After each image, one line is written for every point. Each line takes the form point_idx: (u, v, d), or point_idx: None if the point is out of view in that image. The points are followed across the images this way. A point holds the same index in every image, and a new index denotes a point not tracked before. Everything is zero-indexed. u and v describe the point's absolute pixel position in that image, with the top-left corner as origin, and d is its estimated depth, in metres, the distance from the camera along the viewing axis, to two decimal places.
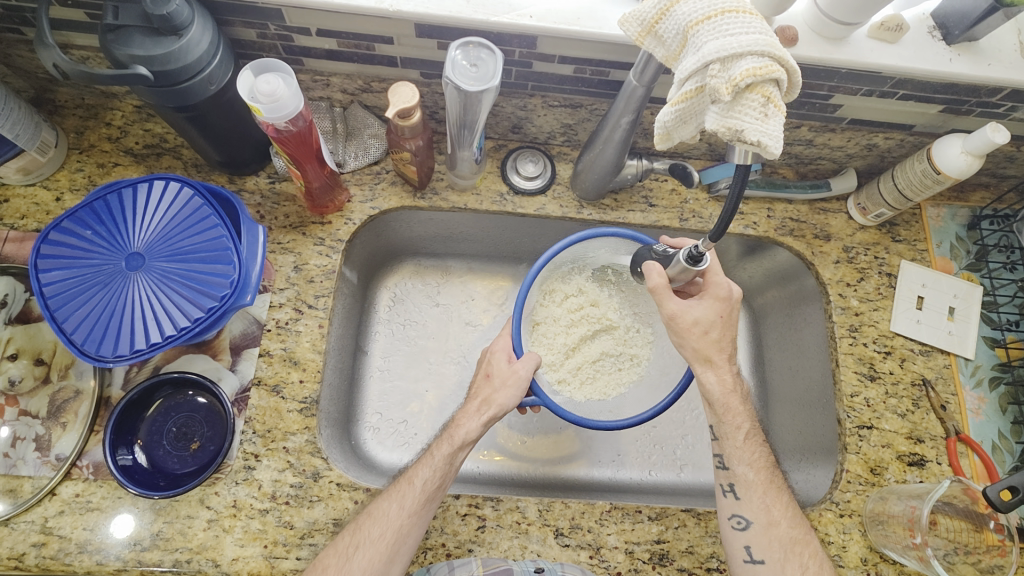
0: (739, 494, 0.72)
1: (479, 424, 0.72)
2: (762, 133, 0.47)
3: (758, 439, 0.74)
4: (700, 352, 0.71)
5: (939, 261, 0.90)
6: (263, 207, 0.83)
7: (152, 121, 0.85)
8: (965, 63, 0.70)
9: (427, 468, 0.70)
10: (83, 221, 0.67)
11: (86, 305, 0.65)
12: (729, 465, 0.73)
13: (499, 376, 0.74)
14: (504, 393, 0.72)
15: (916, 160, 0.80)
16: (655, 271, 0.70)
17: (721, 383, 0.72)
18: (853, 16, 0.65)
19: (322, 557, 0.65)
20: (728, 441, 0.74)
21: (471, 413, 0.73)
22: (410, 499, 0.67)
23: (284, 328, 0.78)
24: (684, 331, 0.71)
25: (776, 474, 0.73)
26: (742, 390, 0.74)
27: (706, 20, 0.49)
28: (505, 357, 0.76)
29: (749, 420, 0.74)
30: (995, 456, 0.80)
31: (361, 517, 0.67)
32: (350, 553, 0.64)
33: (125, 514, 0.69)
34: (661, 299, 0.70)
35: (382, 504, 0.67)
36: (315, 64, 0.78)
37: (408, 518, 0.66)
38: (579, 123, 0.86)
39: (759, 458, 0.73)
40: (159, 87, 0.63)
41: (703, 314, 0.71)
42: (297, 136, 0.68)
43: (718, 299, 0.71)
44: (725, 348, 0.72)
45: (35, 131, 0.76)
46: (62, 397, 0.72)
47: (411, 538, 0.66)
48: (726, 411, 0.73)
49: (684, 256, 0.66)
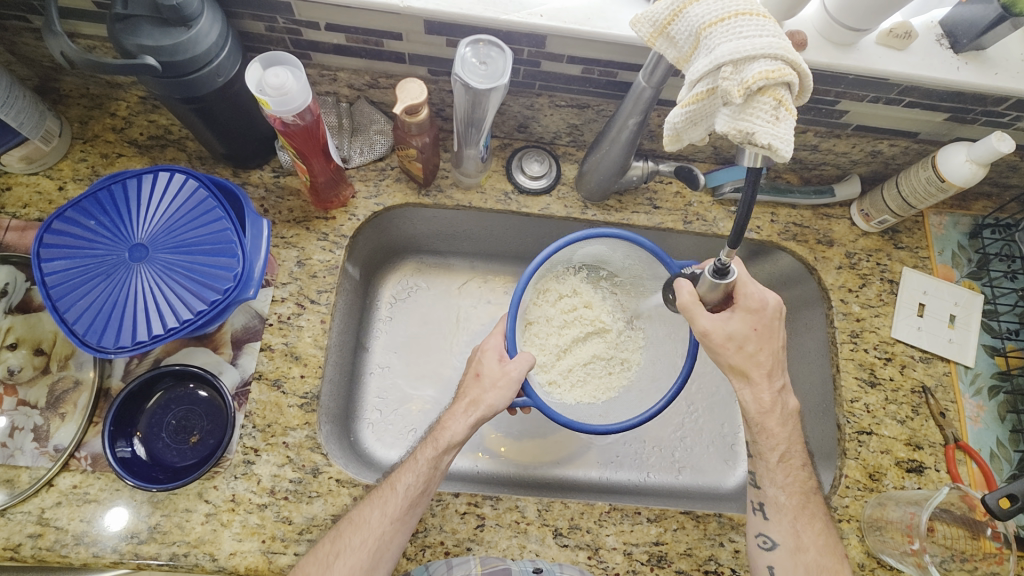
0: (769, 514, 0.71)
1: (465, 427, 0.70)
2: (773, 136, 0.47)
3: (796, 463, 0.71)
4: (735, 368, 0.69)
5: (941, 269, 0.90)
6: (267, 201, 0.83)
7: (157, 113, 0.85)
8: (972, 72, 0.70)
9: (410, 474, 0.69)
10: (87, 211, 0.66)
11: (88, 296, 0.64)
12: (760, 485, 0.72)
13: (489, 376, 0.72)
14: (493, 394, 0.71)
15: (921, 167, 0.81)
16: (686, 288, 0.67)
17: (758, 401, 0.69)
18: (863, 22, 0.65)
19: (303, 566, 0.64)
20: (762, 462, 0.72)
21: (458, 414, 0.71)
22: (392, 505, 0.67)
23: (286, 323, 0.78)
24: (720, 347, 0.68)
25: (812, 500, 0.70)
26: (781, 411, 0.70)
27: (720, 22, 0.49)
28: (495, 356, 0.74)
29: (786, 443, 0.71)
30: (993, 464, 0.81)
31: (343, 525, 0.66)
32: (332, 561, 0.64)
33: (122, 506, 0.68)
34: (694, 315, 0.66)
35: (364, 512, 0.67)
36: (323, 58, 0.77)
37: (391, 524, 0.66)
38: (585, 124, 0.86)
39: (794, 483, 0.71)
40: (167, 78, 0.62)
41: (737, 328, 0.67)
42: (305, 131, 0.68)
43: (750, 311, 0.68)
44: (763, 363, 0.69)
45: (39, 120, 0.75)
46: (61, 388, 0.72)
47: (395, 544, 0.66)
48: (761, 431, 0.70)
49: (710, 271, 0.63)
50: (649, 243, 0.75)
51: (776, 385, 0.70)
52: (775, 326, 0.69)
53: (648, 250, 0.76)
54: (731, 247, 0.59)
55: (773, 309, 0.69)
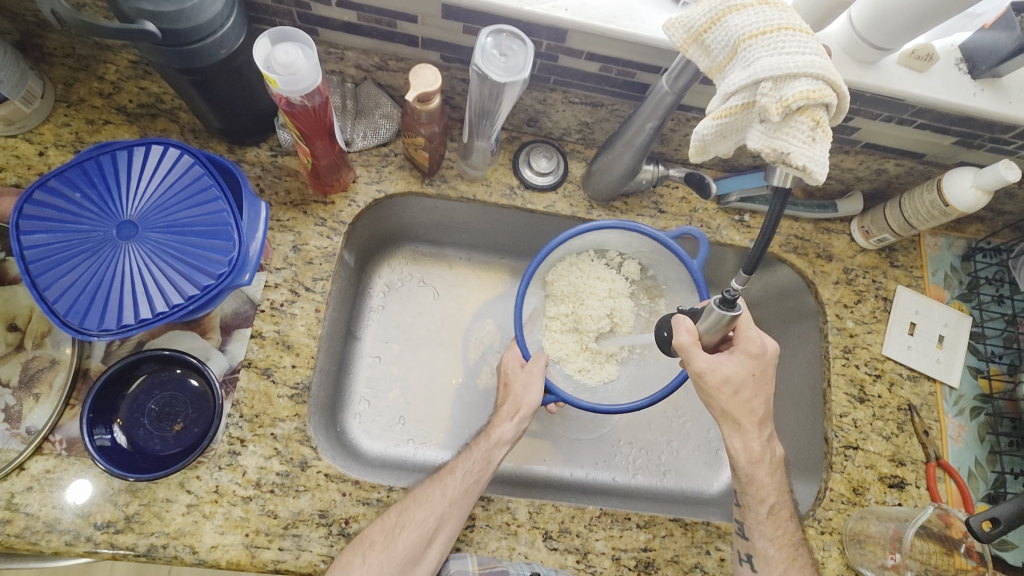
0: (756, 566, 0.71)
1: (515, 428, 0.76)
2: (808, 158, 0.47)
3: (784, 514, 0.72)
4: (728, 413, 0.68)
5: (933, 290, 0.92)
6: (263, 180, 0.79)
7: (149, 79, 0.80)
8: (986, 99, 0.71)
9: (466, 462, 0.72)
10: (72, 182, 0.62)
11: (71, 273, 0.60)
12: (749, 536, 0.72)
13: (517, 381, 0.79)
14: (528, 394, 0.77)
15: (925, 190, 0.81)
16: (685, 327, 0.66)
17: (748, 450, 0.69)
18: (888, 41, 0.65)
19: (367, 531, 0.65)
20: (751, 513, 0.72)
21: (504, 417, 0.77)
22: (451, 487, 0.69)
23: (278, 310, 0.75)
24: (714, 389, 0.67)
25: (802, 553, 0.71)
26: (770, 460, 0.71)
27: (761, 35, 0.47)
28: (517, 362, 0.81)
29: (775, 494, 0.71)
30: (970, 483, 0.83)
31: (406, 500, 0.68)
32: (397, 532, 0.65)
33: (79, 480, 0.65)
34: (690, 355, 0.66)
35: (425, 490, 0.68)
36: (332, 35, 0.74)
37: (449, 505, 0.68)
38: (596, 122, 0.84)
39: (783, 535, 0.71)
40: (165, 46, 0.58)
41: (735, 371, 0.66)
42: (311, 113, 0.65)
43: (750, 355, 0.67)
44: (756, 411, 0.68)
45: (20, 79, 0.70)
46: (37, 366, 0.68)
47: (450, 526, 0.68)
48: (751, 482, 0.71)
49: (716, 303, 0.61)
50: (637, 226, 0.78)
51: (765, 432, 0.70)
52: (771, 371, 0.69)
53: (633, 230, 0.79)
54: (746, 274, 0.58)
55: (771, 355, 0.68)
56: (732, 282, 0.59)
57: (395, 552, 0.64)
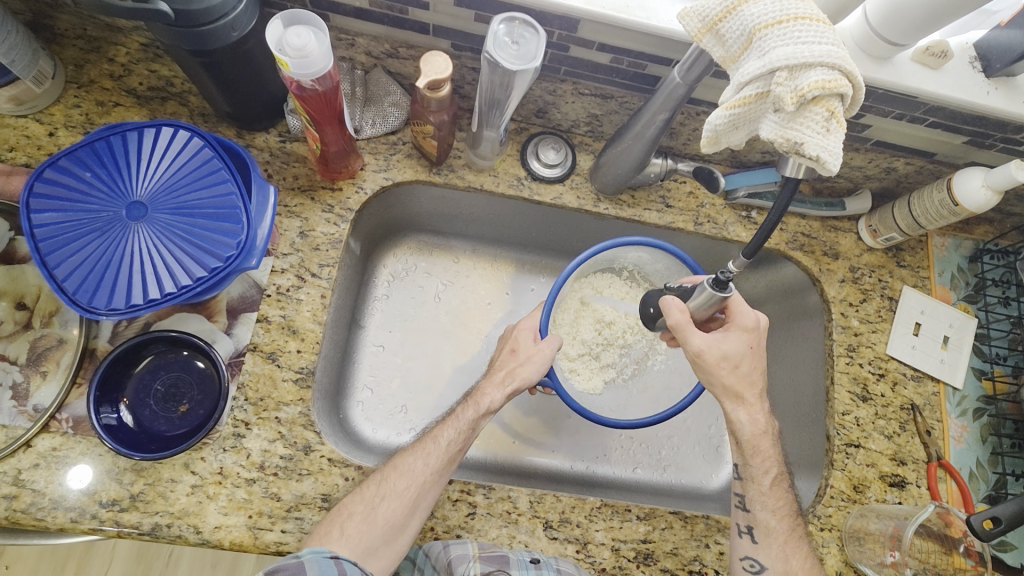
0: (757, 537, 0.71)
1: (503, 395, 0.73)
2: (822, 148, 0.46)
3: (784, 486, 0.72)
4: (730, 389, 0.69)
5: (939, 290, 0.92)
6: (271, 165, 0.79)
7: (159, 62, 0.80)
8: (1000, 97, 0.70)
9: (451, 429, 0.71)
10: (82, 161, 0.63)
11: (81, 253, 0.61)
12: (750, 508, 0.72)
13: (525, 353, 0.76)
14: (528, 368, 0.74)
15: (935, 189, 0.81)
16: (676, 307, 0.67)
17: (753, 422, 0.70)
18: (903, 37, 0.64)
19: (346, 503, 0.66)
20: (754, 486, 0.71)
21: (494, 383, 0.74)
22: (434, 457, 0.69)
23: (284, 295, 0.75)
24: (715, 366, 0.68)
25: (799, 524, 0.71)
26: (772, 431, 0.72)
27: (777, 24, 0.47)
28: (531, 335, 0.79)
29: (778, 464, 0.72)
30: (971, 484, 0.82)
31: (387, 470, 0.68)
32: (377, 502, 0.65)
33: (80, 466, 0.66)
34: (687, 335, 0.67)
35: (407, 459, 0.68)
36: (343, 21, 0.74)
37: (431, 475, 0.68)
38: (606, 115, 0.84)
39: (783, 506, 0.71)
40: (179, 27, 0.58)
41: (733, 347, 0.68)
42: (322, 97, 0.65)
43: (746, 330, 0.69)
44: (756, 383, 0.70)
45: (32, 59, 0.70)
46: (44, 345, 0.69)
47: (431, 494, 0.68)
48: (755, 453, 0.71)
49: (709, 283, 0.63)
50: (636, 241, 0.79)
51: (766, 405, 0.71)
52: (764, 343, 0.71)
53: (664, 249, 0.80)
54: (744, 260, 0.58)
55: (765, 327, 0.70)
56: (729, 266, 0.60)
57: (375, 522, 0.64)
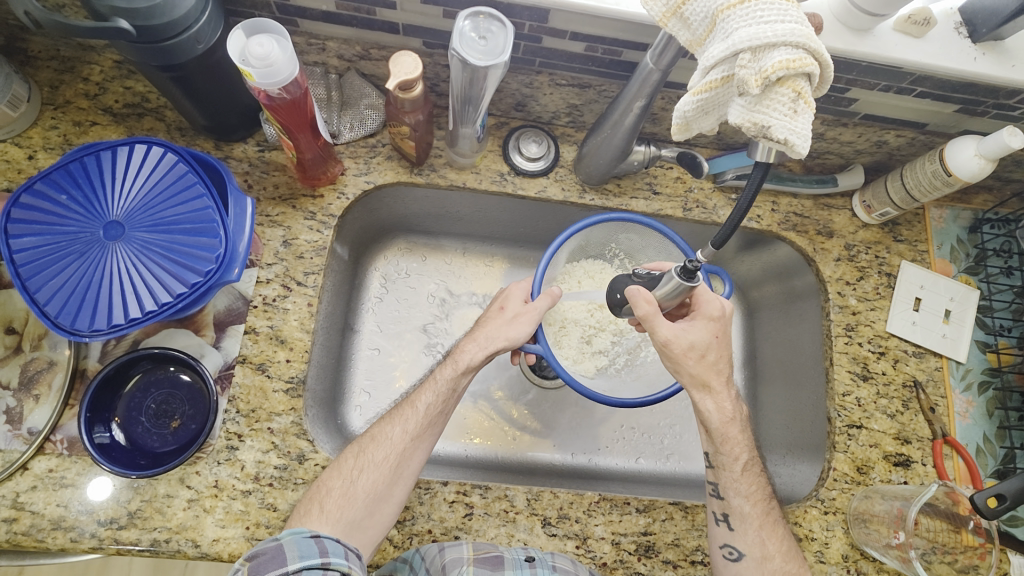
0: (733, 524, 0.69)
1: (482, 353, 0.72)
2: (790, 131, 0.45)
3: (756, 471, 0.71)
4: (696, 378, 0.68)
5: (938, 263, 0.89)
6: (251, 175, 0.79)
7: (133, 79, 0.80)
8: (989, 63, 0.68)
9: (429, 393, 0.71)
10: (58, 184, 0.63)
11: (61, 275, 0.61)
12: (724, 496, 0.71)
13: (512, 310, 0.75)
14: (514, 328, 0.73)
15: (927, 160, 0.79)
16: (642, 297, 0.66)
17: (720, 410, 0.70)
18: (883, 7, 0.62)
19: (325, 480, 0.65)
20: (726, 473, 0.71)
21: (473, 341, 0.73)
22: (412, 422, 0.69)
23: (271, 305, 0.75)
24: (681, 356, 0.67)
25: (773, 507, 0.70)
26: (740, 418, 0.71)
27: (739, 4, 0.45)
28: (521, 297, 0.76)
29: (748, 451, 0.71)
30: (978, 459, 0.81)
31: (365, 442, 0.68)
32: (355, 475, 0.65)
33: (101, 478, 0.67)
34: (654, 325, 0.66)
35: (385, 429, 0.68)
36: (311, 26, 0.73)
37: (410, 440, 0.68)
38: (585, 104, 0.82)
39: (756, 491, 0.70)
40: (142, 44, 0.58)
41: (698, 336, 0.67)
42: (291, 104, 0.64)
43: (712, 318, 0.68)
44: (723, 370, 0.69)
45: (5, 84, 0.70)
46: (35, 368, 0.69)
47: (414, 460, 0.68)
48: (724, 440, 0.71)
49: (677, 273, 0.63)
50: (616, 216, 0.77)
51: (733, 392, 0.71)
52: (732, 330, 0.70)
53: (647, 225, 0.78)
54: (716, 248, 0.57)
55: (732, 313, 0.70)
56: (697, 254, 0.60)
57: (356, 495, 0.64)
